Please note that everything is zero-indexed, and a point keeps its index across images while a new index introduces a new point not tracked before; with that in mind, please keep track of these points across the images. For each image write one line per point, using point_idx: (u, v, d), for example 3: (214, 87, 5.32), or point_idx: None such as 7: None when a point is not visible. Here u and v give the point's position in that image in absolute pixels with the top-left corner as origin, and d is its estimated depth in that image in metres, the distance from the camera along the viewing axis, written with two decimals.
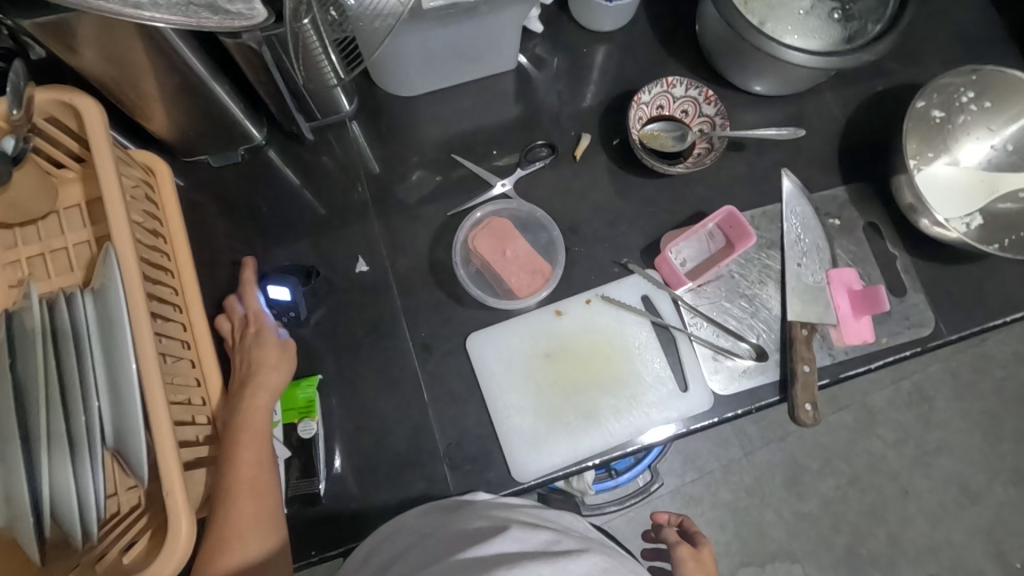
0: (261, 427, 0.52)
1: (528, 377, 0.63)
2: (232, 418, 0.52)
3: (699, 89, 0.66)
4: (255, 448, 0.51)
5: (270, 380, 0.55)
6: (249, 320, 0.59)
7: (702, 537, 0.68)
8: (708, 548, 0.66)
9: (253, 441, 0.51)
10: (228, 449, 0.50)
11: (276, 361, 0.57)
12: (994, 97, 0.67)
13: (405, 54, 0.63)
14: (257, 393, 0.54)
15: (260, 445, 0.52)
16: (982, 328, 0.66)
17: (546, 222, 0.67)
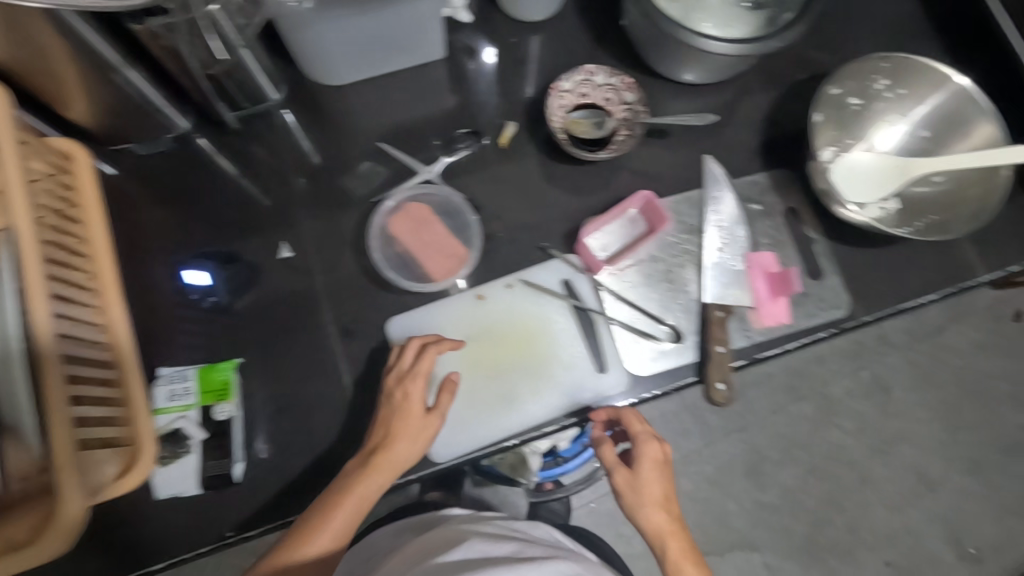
0: (367, 499, 0.56)
1: (449, 360, 0.65)
2: (353, 477, 0.56)
3: (620, 77, 0.69)
4: (350, 517, 0.55)
5: (398, 457, 0.57)
6: (410, 378, 0.58)
7: (642, 449, 0.61)
8: (646, 468, 0.60)
9: (352, 513, 0.55)
10: (329, 506, 0.55)
11: (420, 442, 0.58)
12: (908, 85, 0.69)
13: (326, 46, 0.64)
14: (383, 467, 0.56)
15: (354, 515, 0.56)
16: (896, 309, 0.68)
17: (461, 206, 0.68)
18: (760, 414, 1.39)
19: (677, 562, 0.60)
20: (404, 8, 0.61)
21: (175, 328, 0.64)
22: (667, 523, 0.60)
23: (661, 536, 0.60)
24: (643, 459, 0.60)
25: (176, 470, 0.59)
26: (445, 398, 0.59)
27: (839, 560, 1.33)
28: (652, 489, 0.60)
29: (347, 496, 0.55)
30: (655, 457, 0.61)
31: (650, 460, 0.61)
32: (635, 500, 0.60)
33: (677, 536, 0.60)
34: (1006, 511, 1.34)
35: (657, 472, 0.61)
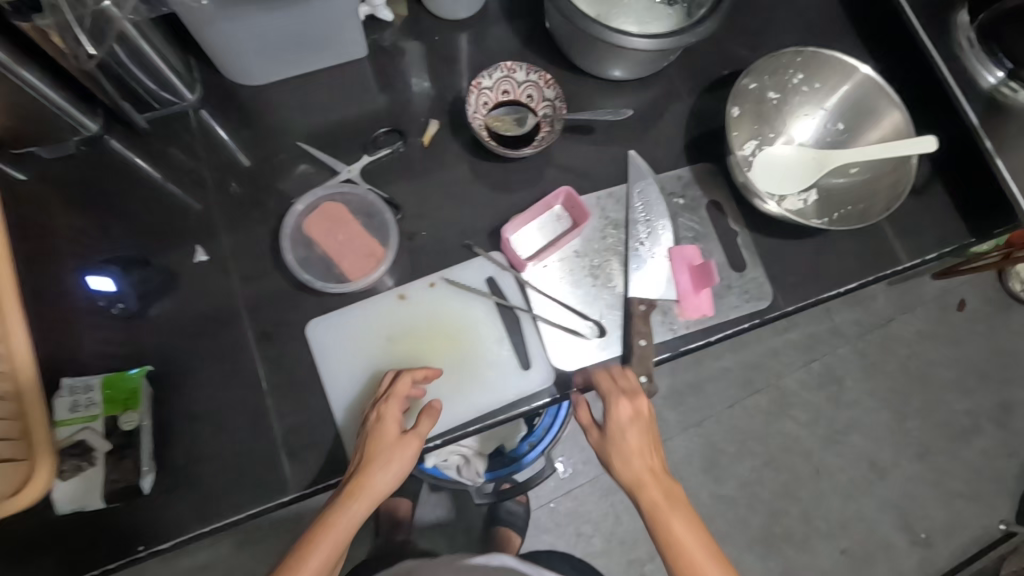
0: (349, 530, 0.55)
1: (371, 362, 0.64)
2: (332, 510, 0.54)
3: (538, 74, 0.68)
4: (330, 552, 0.54)
5: (377, 486, 0.55)
6: (386, 404, 0.58)
7: (615, 405, 0.59)
8: (618, 422, 0.58)
9: (332, 548, 0.54)
10: (311, 541, 0.54)
11: (396, 467, 0.56)
12: (822, 78, 0.70)
13: (236, 44, 0.63)
14: (362, 497, 0.54)
15: (334, 551, 0.54)
16: (817, 299, 0.69)
17: (378, 205, 0.66)
18: (716, 406, 1.38)
19: (662, 513, 0.56)
20: (315, 6, 0.60)
21: (86, 336, 0.62)
22: (648, 471, 0.58)
23: (643, 486, 0.57)
24: (613, 409, 0.58)
25: (79, 483, 0.57)
26: (424, 421, 0.58)
27: (795, 550, 1.33)
28: (629, 442, 0.58)
29: (326, 530, 0.54)
30: (627, 410, 0.59)
31: (623, 412, 0.59)
32: (611, 452, 0.58)
33: (662, 484, 0.57)
34: (953, 495, 1.36)
35: (633, 424, 0.58)
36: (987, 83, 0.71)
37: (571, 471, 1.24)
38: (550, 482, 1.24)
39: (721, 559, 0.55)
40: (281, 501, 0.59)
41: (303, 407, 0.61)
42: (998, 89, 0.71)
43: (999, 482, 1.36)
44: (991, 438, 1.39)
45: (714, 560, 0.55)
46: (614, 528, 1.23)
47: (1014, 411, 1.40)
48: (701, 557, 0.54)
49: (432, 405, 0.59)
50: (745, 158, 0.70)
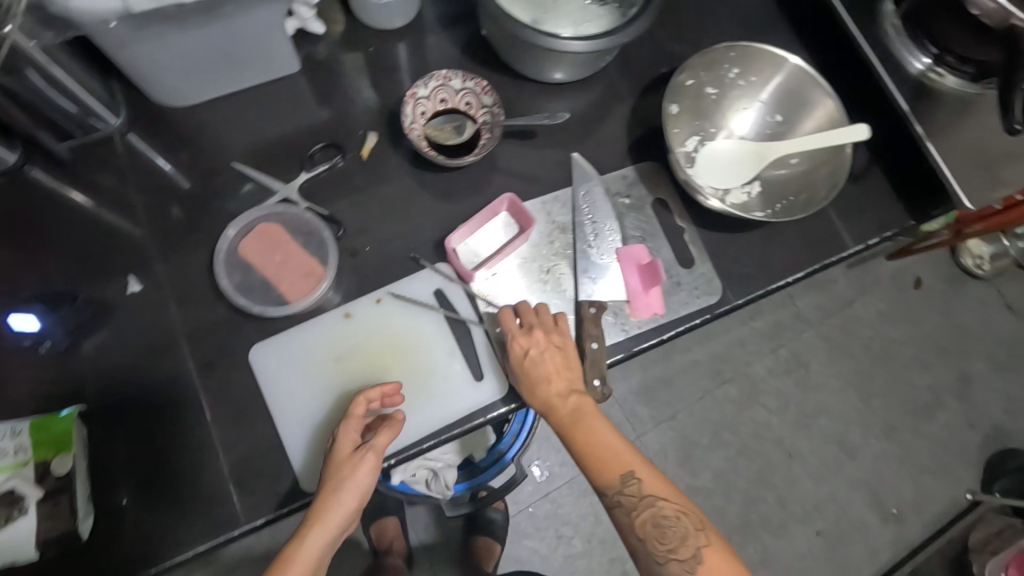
0: (316, 556, 0.55)
1: (318, 384, 0.62)
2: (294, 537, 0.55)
3: (475, 80, 0.68)
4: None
5: (332, 512, 0.54)
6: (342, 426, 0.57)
7: (515, 339, 0.61)
8: (521, 354, 0.60)
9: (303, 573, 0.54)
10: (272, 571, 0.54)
11: (359, 488, 0.55)
12: (757, 71, 0.71)
13: (155, 62, 0.60)
14: (318, 523, 0.54)
15: None
16: (766, 290, 0.70)
17: (316, 224, 0.65)
18: (687, 399, 1.40)
19: (570, 427, 0.60)
20: (235, 20, 0.59)
21: (15, 376, 0.59)
22: (556, 393, 0.60)
23: (550, 406, 0.60)
24: (511, 347, 0.60)
25: (10, 535, 0.53)
26: (382, 439, 0.56)
27: (772, 535, 1.34)
28: (538, 370, 0.60)
29: (295, 556, 0.54)
30: (523, 345, 0.61)
31: (520, 347, 0.61)
32: (520, 381, 0.61)
33: (569, 400, 0.60)
34: (920, 469, 1.39)
35: (536, 353, 0.60)
36: (915, 70, 0.70)
37: (547, 474, 1.24)
38: (528, 486, 1.24)
39: (625, 451, 0.59)
40: (231, 535, 0.57)
41: (250, 435, 0.59)
42: (926, 74, 0.70)
43: (962, 454, 1.40)
44: (952, 411, 1.42)
45: (620, 453, 0.59)
46: (592, 528, 1.22)
47: (972, 383, 1.44)
48: (606, 455, 0.59)
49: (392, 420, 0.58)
50: (687, 155, 0.71)
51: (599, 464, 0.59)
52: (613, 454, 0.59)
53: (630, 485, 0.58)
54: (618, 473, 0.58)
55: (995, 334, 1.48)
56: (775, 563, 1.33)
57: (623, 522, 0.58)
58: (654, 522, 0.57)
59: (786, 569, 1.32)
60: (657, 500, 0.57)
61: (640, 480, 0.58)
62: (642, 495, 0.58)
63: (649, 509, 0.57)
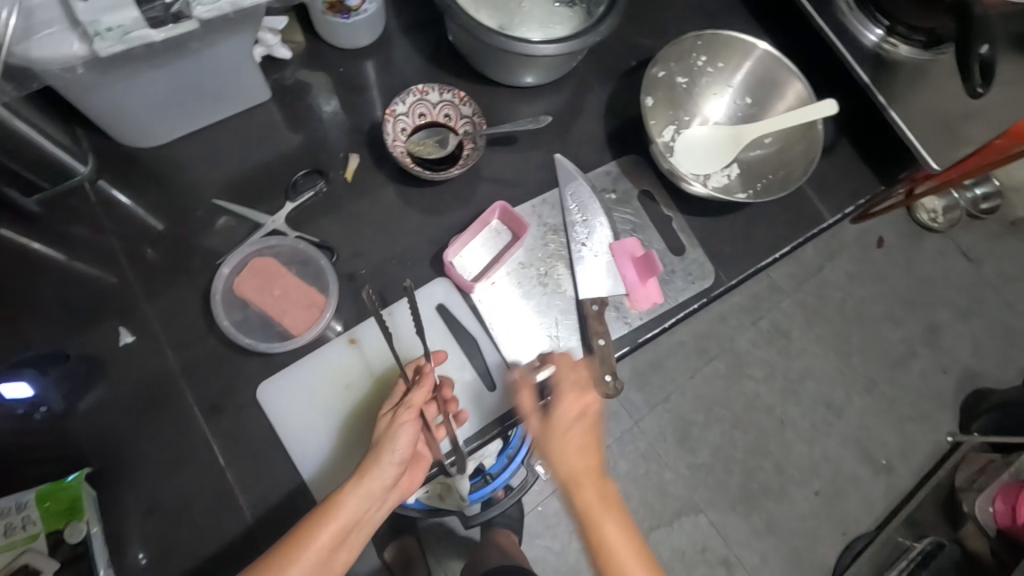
0: (355, 510, 0.54)
1: (329, 414, 0.61)
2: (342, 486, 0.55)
3: (452, 92, 0.68)
4: (333, 533, 0.53)
5: (387, 462, 0.56)
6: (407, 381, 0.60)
7: (565, 398, 0.61)
8: (562, 421, 0.61)
9: (337, 527, 0.53)
10: (309, 521, 0.53)
11: (401, 440, 0.56)
12: (725, 57, 0.73)
13: (125, 106, 0.58)
14: (374, 469, 0.55)
15: (334, 535, 0.53)
16: (756, 268, 0.72)
17: (311, 252, 0.64)
18: (679, 380, 1.42)
19: (592, 511, 0.62)
20: (204, 54, 0.57)
21: (14, 448, 0.56)
22: (586, 474, 0.62)
23: (577, 484, 0.62)
24: (554, 413, 0.60)
25: None
26: (419, 388, 0.58)
27: (775, 501, 1.39)
28: (573, 440, 0.61)
29: (333, 506, 0.54)
30: (569, 411, 0.61)
31: (563, 413, 0.61)
32: (554, 451, 0.61)
33: (596, 483, 0.62)
34: (903, 419, 1.45)
35: (576, 425, 0.61)
36: (870, 42, 0.73)
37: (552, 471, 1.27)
38: (536, 484, 1.26)
39: (637, 552, 0.62)
40: None
41: (269, 475, 0.58)
42: (882, 45, 0.73)
43: (939, 399, 1.47)
44: (926, 359, 1.49)
45: (632, 549, 0.62)
46: None
47: (941, 331, 1.52)
48: (621, 553, 0.61)
49: (426, 372, 0.59)
50: (666, 145, 0.73)
51: (612, 561, 0.61)
52: (628, 550, 0.62)
53: None
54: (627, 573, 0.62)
55: (956, 282, 1.56)
56: (780, 528, 1.37)
57: None
58: None
59: (791, 531, 1.37)
60: None
61: None
62: None
63: None
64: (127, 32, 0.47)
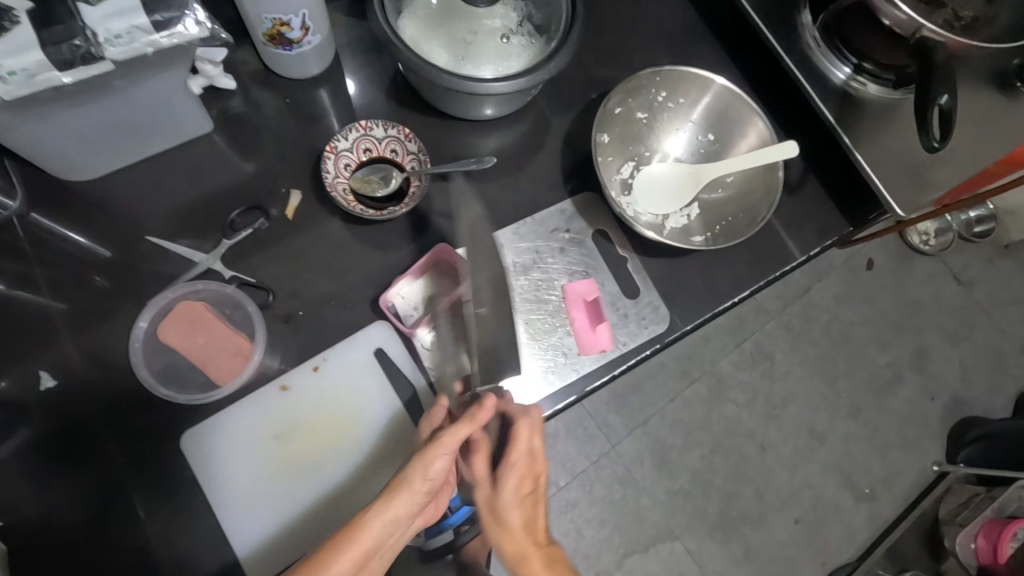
0: (379, 535, 0.50)
1: (256, 465, 0.60)
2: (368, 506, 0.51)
3: (397, 128, 0.66)
4: (356, 556, 0.49)
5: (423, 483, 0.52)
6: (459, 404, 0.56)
7: (517, 472, 0.56)
8: (507, 496, 0.55)
9: (361, 551, 0.49)
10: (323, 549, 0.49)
11: (438, 469, 0.52)
12: (685, 92, 0.71)
13: (48, 144, 0.56)
14: (408, 491, 0.51)
15: (359, 557, 0.50)
16: (714, 313, 0.69)
17: (241, 296, 0.62)
18: (657, 403, 1.37)
19: None
20: (130, 92, 0.55)
21: None
22: (531, 545, 0.55)
23: (524, 558, 0.55)
24: (507, 486, 0.55)
25: None
26: (466, 421, 0.52)
27: (753, 529, 1.34)
28: (515, 514, 0.55)
29: (357, 529, 0.50)
30: (520, 481, 0.56)
31: (516, 480, 0.55)
32: (494, 528, 0.55)
33: (543, 554, 0.56)
34: (888, 446, 1.41)
35: (519, 498, 0.56)
36: (837, 80, 0.70)
37: None
38: None
39: None
40: None
41: (216, 519, 0.58)
42: (850, 84, 0.70)
43: (927, 426, 1.43)
44: (913, 385, 1.45)
45: None
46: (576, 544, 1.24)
47: (928, 356, 1.47)
48: None
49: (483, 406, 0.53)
50: (623, 182, 0.71)
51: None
52: None
53: None
54: None
55: (946, 305, 1.52)
56: (758, 556, 1.33)
57: None
58: None
59: (770, 560, 1.32)
60: None
61: None
62: None
63: None
64: (33, 75, 0.45)
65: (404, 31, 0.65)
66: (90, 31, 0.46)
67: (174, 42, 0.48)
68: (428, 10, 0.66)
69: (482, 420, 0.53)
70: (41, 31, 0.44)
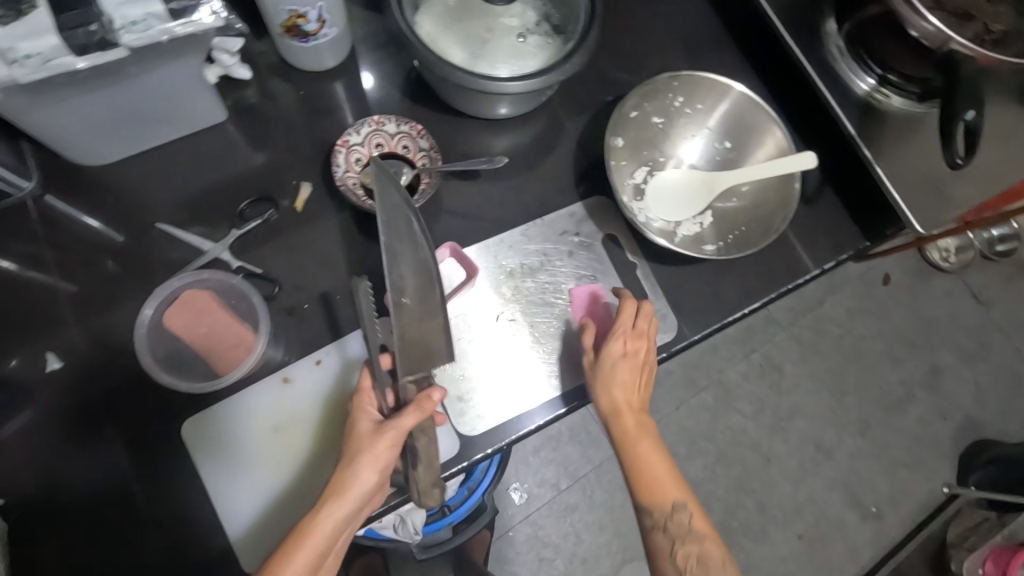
0: (331, 534, 0.51)
1: (255, 456, 0.60)
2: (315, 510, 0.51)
3: (410, 124, 0.66)
4: (310, 557, 0.50)
5: (371, 478, 0.52)
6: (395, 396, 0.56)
7: (623, 338, 0.61)
8: (610, 357, 0.60)
9: (316, 550, 0.50)
10: (282, 554, 0.49)
11: (384, 459, 0.52)
12: (703, 99, 0.70)
13: (62, 128, 0.57)
14: (354, 488, 0.52)
15: (315, 559, 0.50)
16: (722, 324, 0.68)
17: (244, 287, 0.62)
18: (662, 411, 1.36)
19: (633, 441, 0.59)
20: (144, 79, 0.55)
21: None
22: (628, 404, 0.59)
23: (619, 414, 0.59)
24: (613, 348, 0.59)
25: None
26: (411, 410, 0.53)
27: (754, 541, 1.32)
28: (620, 374, 0.59)
29: (308, 529, 0.50)
30: (624, 344, 0.60)
31: (620, 347, 0.60)
32: (595, 380, 0.60)
33: (640, 419, 0.60)
34: (896, 464, 1.38)
35: (625, 360, 0.60)
36: (861, 90, 0.68)
37: (525, 497, 1.25)
38: (508, 509, 1.24)
39: (677, 478, 0.58)
40: None
41: (215, 509, 0.58)
42: (873, 95, 0.68)
43: (937, 446, 1.40)
44: (925, 404, 1.42)
45: (674, 480, 0.58)
46: (573, 548, 1.23)
47: (942, 375, 1.44)
48: (663, 477, 0.58)
49: (429, 395, 0.53)
50: (636, 187, 0.70)
51: (648, 484, 0.58)
52: (669, 483, 0.58)
53: (681, 514, 0.57)
54: (669, 496, 0.58)
55: (963, 324, 1.49)
56: (759, 569, 1.30)
57: (662, 547, 0.57)
58: (696, 554, 0.56)
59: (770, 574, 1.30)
60: (704, 538, 0.57)
61: (692, 512, 0.57)
62: (691, 527, 0.57)
63: (693, 541, 0.56)
64: (48, 59, 0.45)
65: (421, 27, 0.64)
66: (106, 18, 0.46)
67: (189, 31, 0.49)
68: (447, 6, 0.65)
69: (429, 409, 0.53)
70: (58, 15, 0.45)
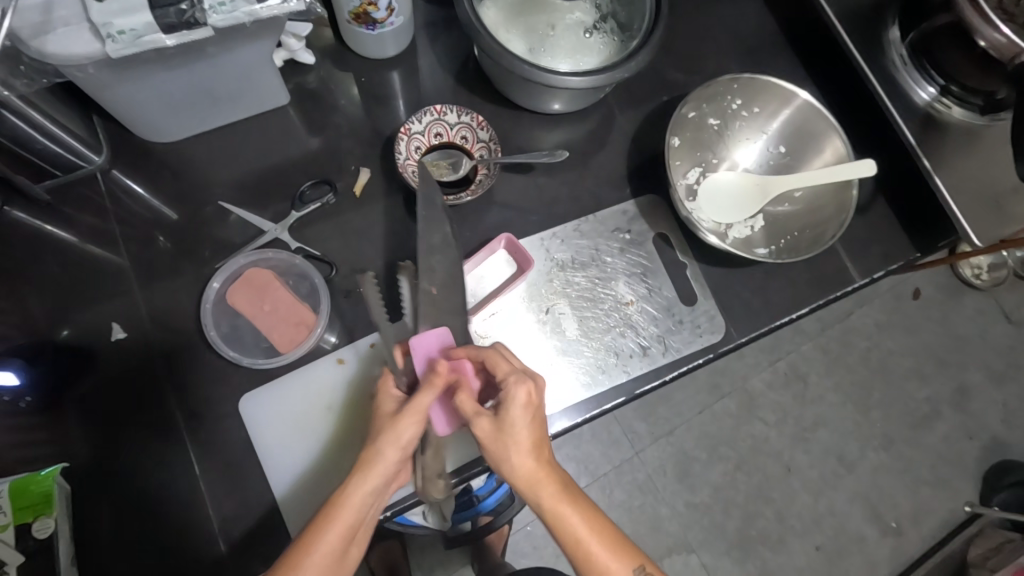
0: (360, 509, 0.49)
1: (307, 432, 0.61)
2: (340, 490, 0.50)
3: (470, 115, 0.66)
4: (340, 532, 0.48)
5: (395, 452, 0.50)
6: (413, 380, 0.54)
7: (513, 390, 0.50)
8: (512, 416, 0.49)
9: (345, 524, 0.48)
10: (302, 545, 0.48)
11: (408, 435, 0.50)
12: (761, 102, 0.70)
13: (138, 104, 0.58)
14: (380, 462, 0.50)
15: (346, 534, 0.48)
16: (770, 328, 0.68)
17: (308, 267, 0.64)
18: (685, 415, 1.36)
19: (560, 510, 0.49)
20: (222, 58, 0.56)
21: None
22: (540, 470, 0.50)
23: (534, 482, 0.49)
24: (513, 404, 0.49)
25: None
26: (427, 387, 0.50)
27: (771, 550, 1.31)
28: (522, 432, 0.49)
29: (338, 503, 0.49)
30: (526, 395, 0.50)
31: (520, 401, 0.50)
32: (499, 451, 0.49)
33: (560, 483, 0.50)
34: (919, 481, 1.36)
35: (528, 415, 0.50)
36: (921, 100, 0.68)
37: None
38: None
39: (622, 542, 0.50)
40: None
41: (267, 483, 0.59)
42: (933, 105, 0.68)
43: (962, 465, 1.38)
44: (951, 422, 1.40)
45: (619, 546, 0.50)
46: None
47: (970, 394, 1.43)
48: (605, 547, 0.49)
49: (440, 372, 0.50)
50: (688, 187, 0.70)
51: (588, 555, 0.49)
52: (612, 552, 0.49)
53: None
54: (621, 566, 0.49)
55: (993, 344, 1.47)
56: None
57: None
58: None
59: None
60: None
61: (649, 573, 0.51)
62: None
63: None
64: (140, 36, 0.47)
65: (486, 17, 0.65)
66: None
67: (273, 12, 0.50)
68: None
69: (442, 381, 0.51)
70: None
